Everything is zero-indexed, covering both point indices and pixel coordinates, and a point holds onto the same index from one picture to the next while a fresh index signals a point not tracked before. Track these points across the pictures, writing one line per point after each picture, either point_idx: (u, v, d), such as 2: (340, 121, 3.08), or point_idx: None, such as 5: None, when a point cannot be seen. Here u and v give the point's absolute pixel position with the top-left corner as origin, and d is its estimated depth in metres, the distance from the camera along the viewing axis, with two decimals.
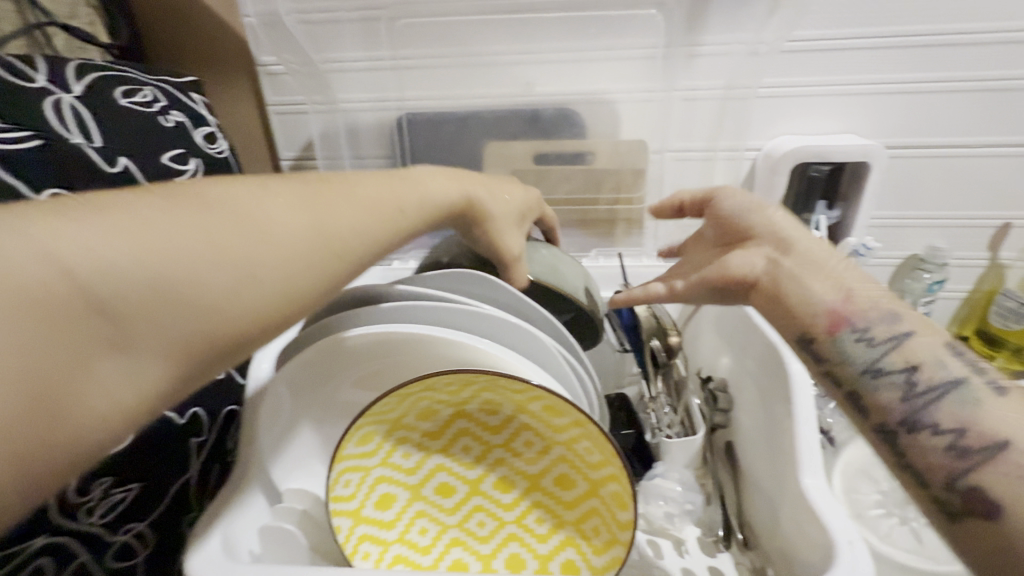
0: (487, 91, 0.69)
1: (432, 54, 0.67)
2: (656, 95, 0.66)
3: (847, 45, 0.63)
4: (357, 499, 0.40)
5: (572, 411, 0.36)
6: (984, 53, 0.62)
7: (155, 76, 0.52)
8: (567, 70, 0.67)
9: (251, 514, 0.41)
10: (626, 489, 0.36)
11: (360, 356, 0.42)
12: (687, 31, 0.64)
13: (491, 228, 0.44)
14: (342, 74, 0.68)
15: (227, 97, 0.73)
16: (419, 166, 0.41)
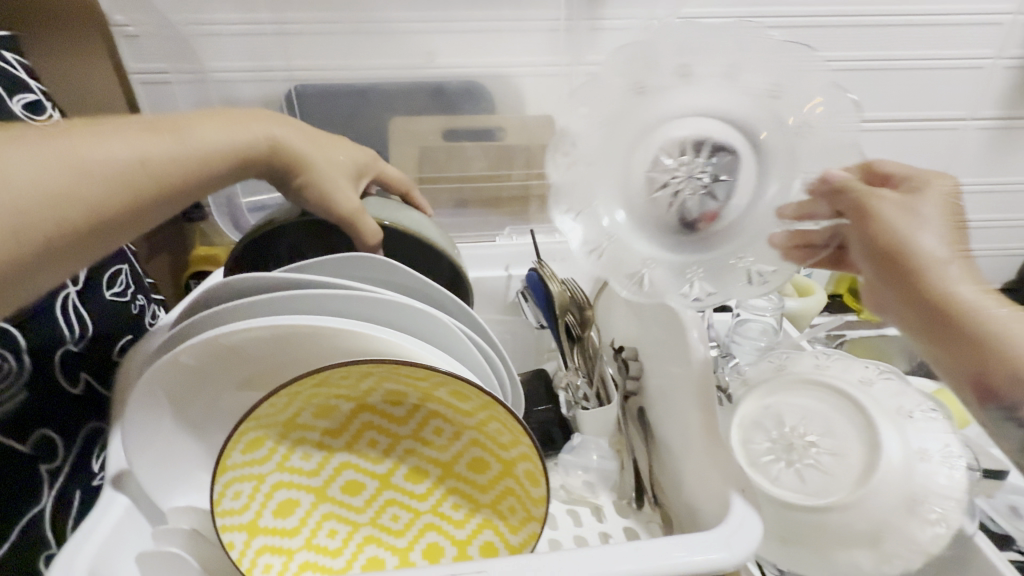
0: (387, 60, 0.64)
1: (322, 19, 0.61)
2: (561, 69, 0.66)
3: (735, 25, 0.67)
4: (252, 508, 0.36)
5: (479, 395, 0.35)
6: (849, 36, 0.69)
7: None
8: (472, 41, 0.64)
9: (128, 540, 0.37)
10: (537, 465, 0.36)
11: (250, 356, 0.39)
12: (587, 5, 0.63)
13: (311, 179, 0.43)
14: (216, 40, 0.61)
15: (73, 64, 0.62)
16: (188, 112, 0.36)
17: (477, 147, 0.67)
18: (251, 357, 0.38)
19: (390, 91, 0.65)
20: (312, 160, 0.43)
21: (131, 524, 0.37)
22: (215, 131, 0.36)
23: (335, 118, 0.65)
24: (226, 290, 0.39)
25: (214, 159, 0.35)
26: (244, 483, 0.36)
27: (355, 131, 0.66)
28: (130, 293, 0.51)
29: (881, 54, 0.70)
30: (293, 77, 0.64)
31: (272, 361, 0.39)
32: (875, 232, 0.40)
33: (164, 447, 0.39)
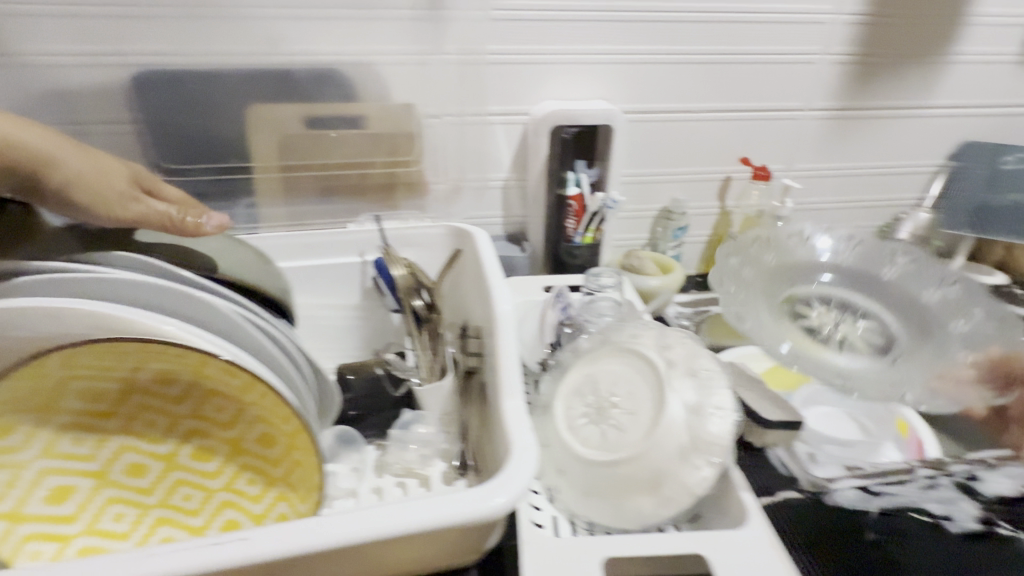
0: (235, 49, 0.70)
1: (141, 4, 0.66)
2: (427, 57, 0.74)
3: (575, 9, 0.86)
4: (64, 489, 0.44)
5: (245, 373, 0.44)
6: (672, 28, 0.90)
7: None
8: (328, 28, 0.72)
9: None
10: (309, 437, 0.45)
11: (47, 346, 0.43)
12: (428, 7, 0.72)
13: (62, 176, 0.53)
14: (38, 22, 0.66)
15: None
16: None
17: (348, 134, 0.74)
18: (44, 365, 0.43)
19: (234, 78, 0.70)
20: (67, 162, 0.53)
21: None
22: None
23: (212, 92, 0.67)
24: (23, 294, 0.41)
25: None
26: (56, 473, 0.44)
27: (219, 126, 0.71)
28: None
29: (731, 49, 0.94)
30: (159, 39, 0.64)
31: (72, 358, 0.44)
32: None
33: None
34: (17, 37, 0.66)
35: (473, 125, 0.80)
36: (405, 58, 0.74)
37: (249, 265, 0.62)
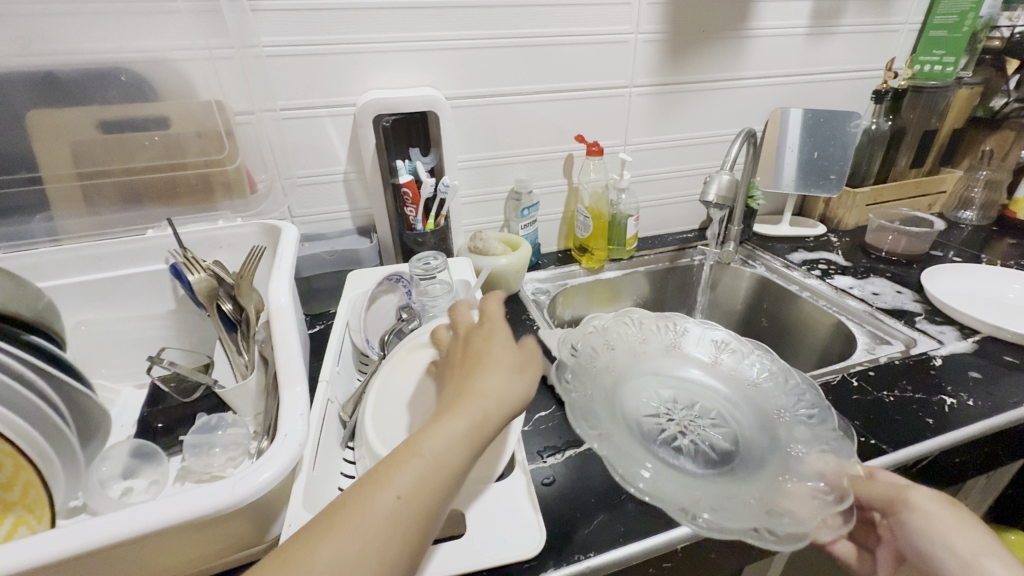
0: (466, 64, 0.76)
1: (383, 34, 0.71)
2: (624, 91, 0.87)
3: (747, 77, 0.94)
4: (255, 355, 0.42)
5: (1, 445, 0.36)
6: (809, 92, 1.00)
7: (104, 83, 0.60)
8: (552, 45, 0.79)
9: (158, 471, 0.47)
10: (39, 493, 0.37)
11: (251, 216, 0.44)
12: (639, 50, 0.84)
13: (256, 225, 0.61)
14: (261, 14, 0.65)
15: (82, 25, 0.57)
16: (180, 116, 0.63)
17: (545, 151, 0.87)
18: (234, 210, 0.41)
19: (460, 92, 0.78)
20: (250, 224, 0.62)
21: (159, 458, 0.48)
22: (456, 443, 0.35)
23: (438, 93, 0.74)
24: (275, 309, 0.50)
25: (169, 147, 0.63)
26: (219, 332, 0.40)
27: (439, 145, 0.77)
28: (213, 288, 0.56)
29: (889, 113, 1.01)
30: (408, 42, 0.72)
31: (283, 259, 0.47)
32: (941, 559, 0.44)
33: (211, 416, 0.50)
34: (325, 75, 0.71)
35: (650, 156, 0.95)
36: (605, 85, 0.85)
37: (439, 262, 0.67)
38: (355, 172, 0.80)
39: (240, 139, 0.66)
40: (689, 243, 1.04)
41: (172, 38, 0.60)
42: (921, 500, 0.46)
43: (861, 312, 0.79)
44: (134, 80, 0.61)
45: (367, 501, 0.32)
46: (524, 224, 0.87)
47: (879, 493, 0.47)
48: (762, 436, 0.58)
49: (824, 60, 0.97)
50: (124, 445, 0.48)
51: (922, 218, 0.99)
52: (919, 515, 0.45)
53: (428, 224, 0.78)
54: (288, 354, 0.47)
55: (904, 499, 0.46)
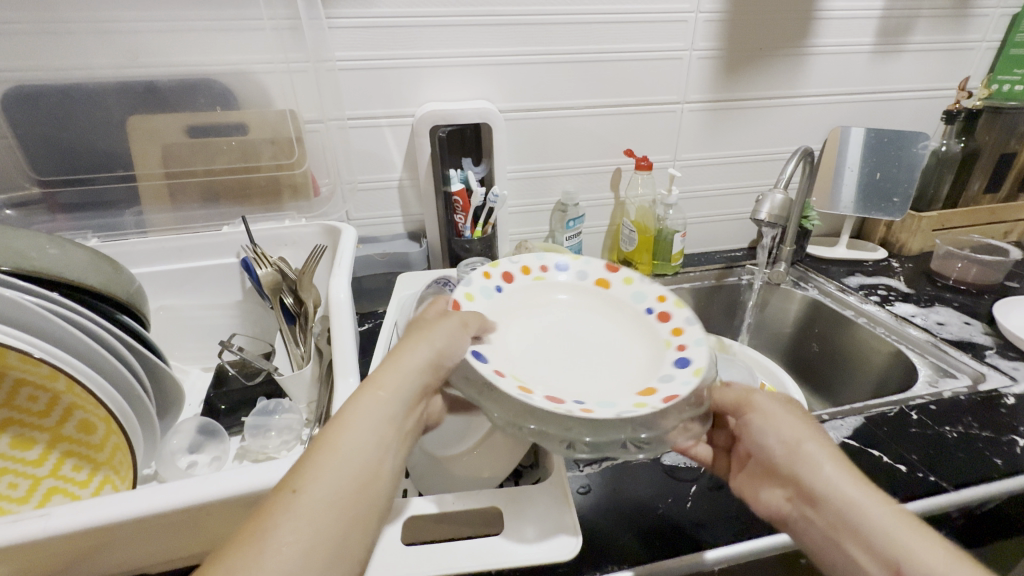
0: (521, 79, 0.79)
1: (443, 49, 0.74)
2: (675, 107, 0.87)
3: (806, 93, 0.92)
4: (627, 415, 0.39)
5: (96, 414, 0.40)
6: (872, 111, 0.96)
7: (193, 93, 0.66)
8: (606, 60, 0.80)
9: (222, 447, 0.52)
10: (126, 459, 0.41)
11: (575, 325, 0.55)
12: (692, 67, 0.84)
13: (320, 225, 0.65)
14: (334, 31, 0.70)
15: (180, 41, 0.64)
16: (255, 123, 0.68)
17: (594, 165, 0.89)
18: (557, 332, 0.54)
19: (513, 105, 0.80)
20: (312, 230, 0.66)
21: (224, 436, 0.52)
22: (383, 432, 0.36)
23: (492, 106, 0.77)
24: (335, 303, 0.52)
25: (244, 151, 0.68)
26: (548, 401, 0.41)
27: (490, 156, 0.80)
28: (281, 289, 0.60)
29: (961, 134, 0.96)
30: (467, 57, 0.76)
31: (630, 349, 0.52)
32: (776, 448, 0.43)
33: (272, 403, 0.54)
34: (387, 87, 0.76)
35: (700, 171, 0.94)
36: (657, 101, 0.86)
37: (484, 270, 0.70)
38: (410, 179, 0.84)
39: (309, 146, 0.71)
40: (737, 262, 1.01)
41: (254, 53, 0.66)
42: (763, 402, 0.46)
43: (924, 341, 0.75)
44: (218, 90, 0.67)
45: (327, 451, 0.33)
46: (569, 236, 0.89)
47: (731, 397, 0.48)
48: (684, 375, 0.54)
49: (890, 78, 0.93)
50: (193, 421, 0.53)
51: (996, 246, 0.93)
52: (764, 408, 0.46)
53: (475, 232, 0.81)
54: (345, 349, 0.49)
55: (749, 398, 0.47)
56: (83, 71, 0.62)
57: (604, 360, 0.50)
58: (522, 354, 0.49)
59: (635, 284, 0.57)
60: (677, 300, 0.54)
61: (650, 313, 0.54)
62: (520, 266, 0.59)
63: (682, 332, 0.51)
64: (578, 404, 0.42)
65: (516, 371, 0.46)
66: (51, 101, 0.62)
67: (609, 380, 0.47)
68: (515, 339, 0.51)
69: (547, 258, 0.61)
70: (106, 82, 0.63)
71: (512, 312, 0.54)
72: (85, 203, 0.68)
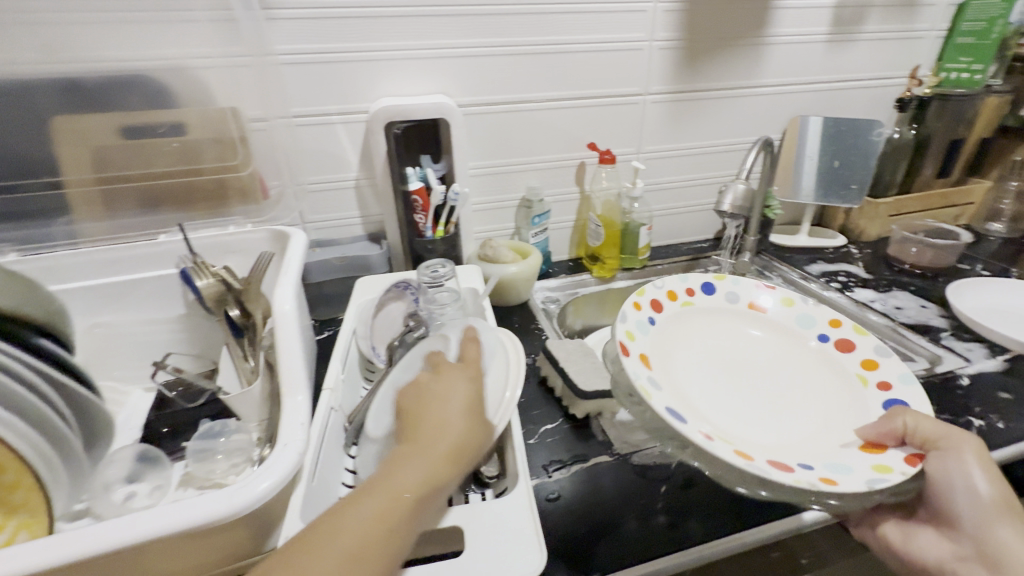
0: (479, 71, 0.76)
1: (395, 42, 0.71)
2: (636, 99, 0.86)
3: (764, 83, 0.92)
4: (877, 485, 0.44)
5: (7, 455, 0.36)
6: (829, 100, 0.98)
7: (119, 91, 0.61)
8: (565, 51, 0.78)
9: (161, 477, 0.48)
10: (40, 500, 0.38)
11: (776, 361, 0.67)
12: (651, 58, 0.83)
13: (267, 231, 0.61)
14: (276, 23, 0.66)
15: (102, 35, 0.59)
16: (191, 122, 0.64)
17: (558, 160, 0.87)
18: (721, 365, 0.66)
19: (471, 97, 0.77)
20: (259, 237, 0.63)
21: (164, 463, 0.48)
22: (423, 483, 0.37)
23: (450, 100, 0.74)
24: (280, 316, 0.49)
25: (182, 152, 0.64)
26: (779, 469, 0.46)
27: (449, 153, 0.77)
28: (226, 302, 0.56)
29: (912, 121, 0.98)
30: (421, 49, 0.72)
31: (824, 389, 0.62)
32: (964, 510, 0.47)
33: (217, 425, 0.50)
34: (338, 81, 0.72)
35: (664, 163, 0.94)
36: (618, 94, 0.85)
37: (445, 270, 0.67)
38: (368, 178, 0.81)
39: (254, 145, 0.67)
40: (703, 253, 1.02)
41: (188, 47, 0.61)
42: (947, 460, 0.47)
43: (883, 326, 0.77)
44: (150, 87, 0.62)
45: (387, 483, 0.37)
46: (535, 232, 0.87)
47: (922, 436, 0.48)
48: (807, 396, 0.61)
49: (844, 67, 0.95)
50: (128, 449, 0.49)
51: (948, 230, 0.96)
52: (955, 469, 0.47)
53: (437, 232, 0.78)
54: (290, 366, 0.46)
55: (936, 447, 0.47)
56: None
57: (783, 395, 0.61)
58: (709, 404, 0.59)
59: (797, 308, 0.72)
60: (855, 328, 0.66)
61: (825, 339, 0.67)
62: (665, 292, 0.72)
63: (877, 366, 0.61)
64: (810, 469, 0.47)
65: (720, 432, 0.54)
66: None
67: (799, 419, 0.58)
68: (693, 381, 0.62)
69: (692, 284, 0.75)
70: (21, 81, 0.58)
71: (674, 351, 0.66)
72: (4, 214, 0.62)
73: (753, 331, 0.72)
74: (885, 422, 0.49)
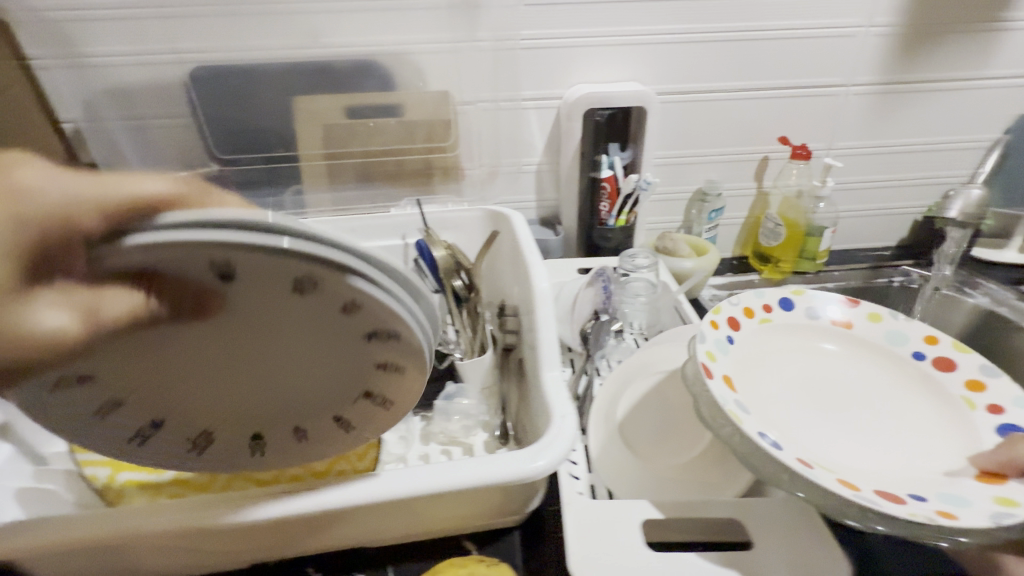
0: (678, 58, 0.73)
1: (600, 28, 0.70)
2: (837, 90, 0.79)
3: (991, 75, 0.81)
4: (1007, 521, 0.38)
5: None
6: None
7: (355, 74, 0.65)
8: (772, 37, 0.74)
9: (408, 429, 0.53)
10: None
11: (860, 385, 0.58)
12: (863, 47, 0.76)
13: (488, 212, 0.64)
14: None
15: (349, 23, 0.64)
16: (413, 104, 0.67)
17: (741, 153, 0.83)
18: (807, 391, 0.56)
19: (666, 84, 0.75)
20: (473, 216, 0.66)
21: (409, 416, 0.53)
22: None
23: (646, 89, 0.73)
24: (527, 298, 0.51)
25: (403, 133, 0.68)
26: (890, 500, 0.40)
27: (637, 142, 0.76)
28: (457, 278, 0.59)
29: None
30: (624, 35, 0.71)
31: (921, 415, 0.54)
32: None
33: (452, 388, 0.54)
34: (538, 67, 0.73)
35: (855, 161, 0.86)
36: (819, 84, 0.79)
37: (647, 262, 0.66)
38: (550, 164, 0.81)
39: (462, 128, 0.69)
40: (886, 262, 0.93)
41: (415, 34, 0.64)
42: None
43: None
44: (380, 70, 0.65)
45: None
46: (708, 228, 0.85)
47: None
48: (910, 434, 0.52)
49: None
50: None
51: None
52: None
53: (619, 221, 0.78)
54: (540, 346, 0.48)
55: None
56: (258, 52, 0.62)
57: (874, 419, 0.54)
58: (789, 427, 0.52)
59: (887, 323, 0.62)
60: (955, 346, 0.58)
61: (922, 356, 0.59)
62: (743, 308, 0.61)
63: (986, 389, 0.55)
64: (926, 502, 0.41)
65: (820, 457, 0.49)
66: (228, 81, 0.62)
67: (897, 451, 0.51)
68: (774, 399, 0.54)
69: (769, 298, 0.64)
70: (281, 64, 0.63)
71: (760, 369, 0.57)
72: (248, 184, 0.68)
73: (825, 345, 0.62)
74: (1003, 450, 0.46)
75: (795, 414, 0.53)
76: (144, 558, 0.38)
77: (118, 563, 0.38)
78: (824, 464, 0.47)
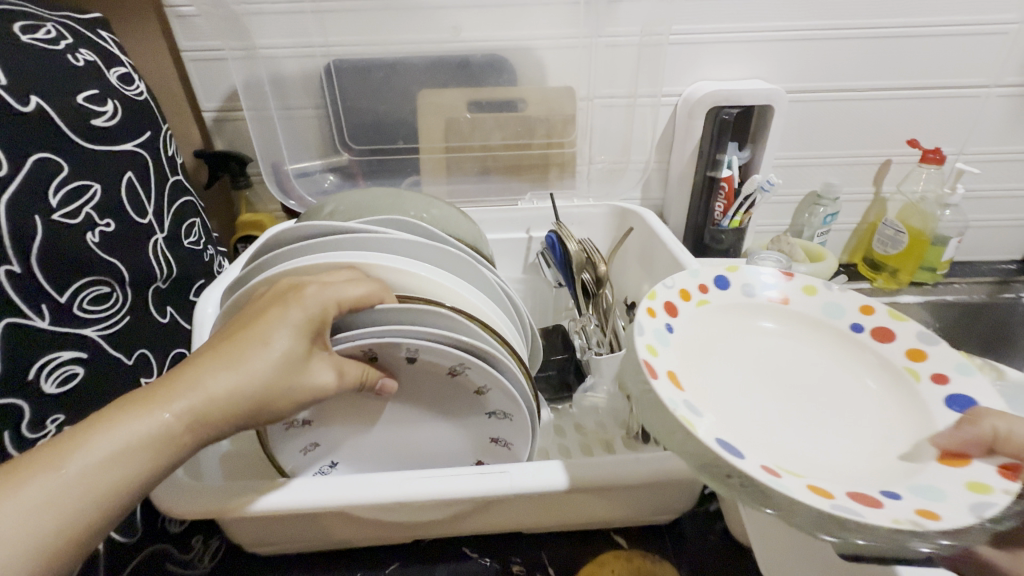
0: (806, 57, 0.71)
1: (728, 24, 0.69)
2: (978, 91, 0.75)
3: None
4: (989, 514, 0.27)
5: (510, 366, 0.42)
6: None
7: (484, 68, 0.66)
8: (910, 34, 0.70)
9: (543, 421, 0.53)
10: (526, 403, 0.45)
11: (823, 374, 0.41)
12: (1013, 45, 0.71)
13: (616, 210, 0.65)
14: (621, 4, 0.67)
15: (482, 19, 0.65)
16: (537, 98, 0.67)
17: (862, 156, 0.80)
18: (767, 380, 0.41)
19: (789, 83, 0.73)
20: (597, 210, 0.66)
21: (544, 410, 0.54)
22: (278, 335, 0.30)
23: (774, 86, 0.71)
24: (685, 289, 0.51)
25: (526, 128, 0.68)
26: (861, 504, 0.28)
27: (756, 142, 0.74)
28: (592, 278, 0.59)
29: None
30: (753, 32, 0.69)
31: (902, 395, 0.39)
32: None
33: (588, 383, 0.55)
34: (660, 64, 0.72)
35: (986, 168, 0.81)
36: (958, 85, 0.74)
37: (778, 266, 0.64)
38: (659, 161, 0.80)
39: (582, 124, 0.69)
40: (1012, 277, 0.86)
41: (546, 29, 0.65)
42: None
43: None
44: (509, 65, 0.66)
45: (192, 381, 0.28)
46: (821, 232, 0.81)
47: None
48: (919, 420, 0.36)
49: None
50: None
51: None
52: None
53: (734, 221, 0.75)
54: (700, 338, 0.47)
55: None
56: (409, 46, 0.64)
57: (852, 410, 0.39)
58: (740, 426, 0.36)
59: (822, 292, 0.46)
60: (891, 310, 0.43)
61: (859, 330, 0.43)
62: (677, 290, 0.45)
63: (927, 357, 0.40)
64: (898, 500, 0.29)
65: (772, 458, 0.33)
66: (368, 74, 0.64)
67: (872, 455, 0.35)
68: (711, 394, 0.38)
69: (702, 274, 0.47)
70: (417, 58, 0.65)
71: (704, 359, 0.41)
72: (376, 173, 0.71)
73: (763, 324, 0.45)
74: None
75: (753, 415, 0.38)
76: (340, 530, 0.41)
77: (320, 529, 0.40)
78: (799, 474, 0.32)
